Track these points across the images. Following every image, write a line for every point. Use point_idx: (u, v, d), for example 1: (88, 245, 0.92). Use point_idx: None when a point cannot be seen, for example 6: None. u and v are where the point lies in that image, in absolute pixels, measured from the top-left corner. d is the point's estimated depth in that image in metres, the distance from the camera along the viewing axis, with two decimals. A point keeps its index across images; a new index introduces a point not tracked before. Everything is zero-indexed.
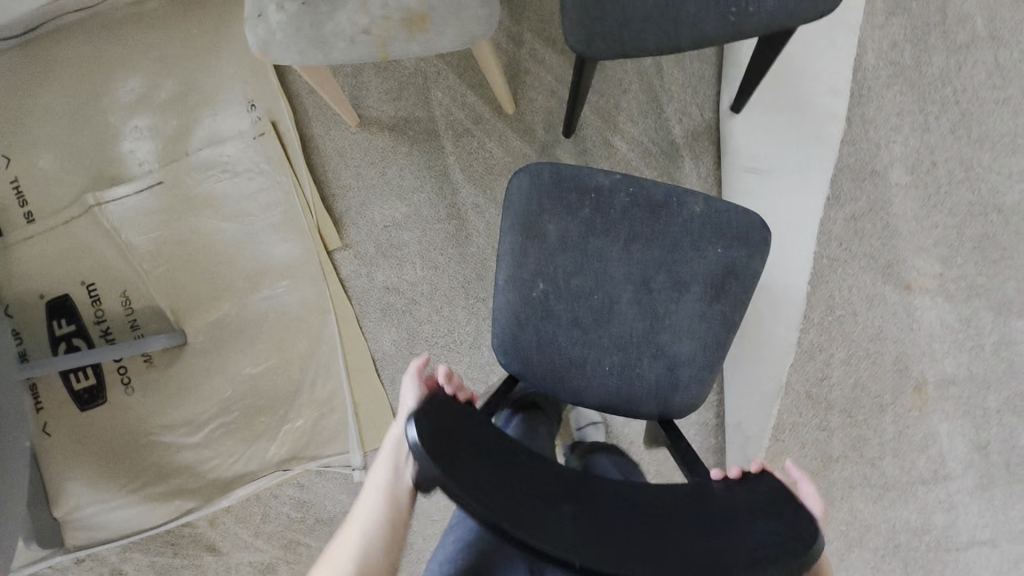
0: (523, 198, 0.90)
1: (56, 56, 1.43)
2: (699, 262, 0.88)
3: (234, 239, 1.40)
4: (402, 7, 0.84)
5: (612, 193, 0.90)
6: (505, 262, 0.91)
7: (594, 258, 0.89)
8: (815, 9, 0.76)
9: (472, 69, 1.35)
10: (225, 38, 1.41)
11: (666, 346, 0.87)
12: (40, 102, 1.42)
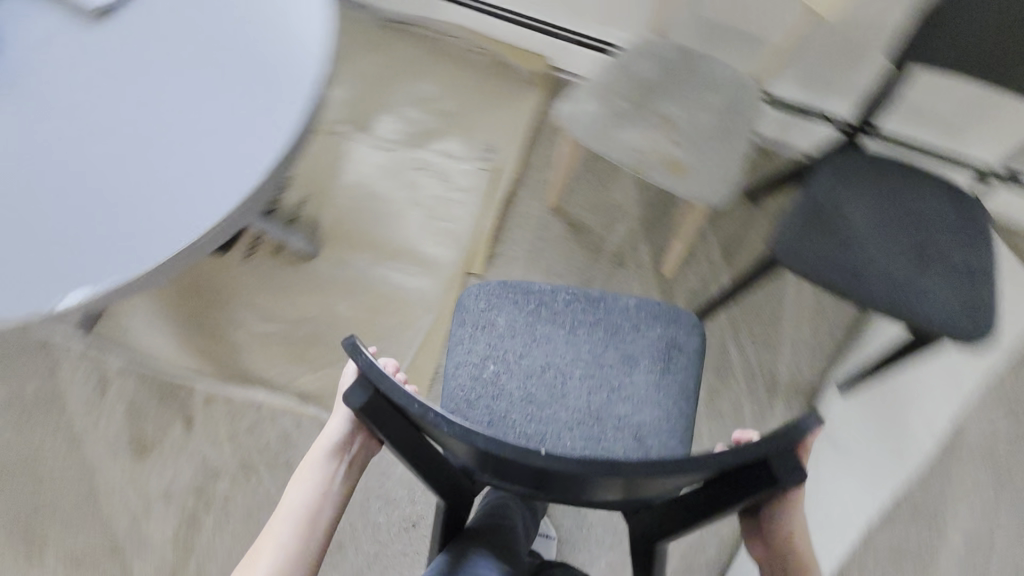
0: (473, 302, 1.11)
1: (393, 44, 1.87)
2: (642, 340, 1.09)
3: (406, 218, 1.65)
4: (671, 155, 1.12)
5: (555, 295, 1.13)
6: (458, 348, 1.08)
7: (543, 343, 1.09)
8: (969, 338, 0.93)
9: (657, 229, 1.60)
10: (506, 105, 1.79)
11: (626, 418, 1.04)
12: (359, 61, 1.84)
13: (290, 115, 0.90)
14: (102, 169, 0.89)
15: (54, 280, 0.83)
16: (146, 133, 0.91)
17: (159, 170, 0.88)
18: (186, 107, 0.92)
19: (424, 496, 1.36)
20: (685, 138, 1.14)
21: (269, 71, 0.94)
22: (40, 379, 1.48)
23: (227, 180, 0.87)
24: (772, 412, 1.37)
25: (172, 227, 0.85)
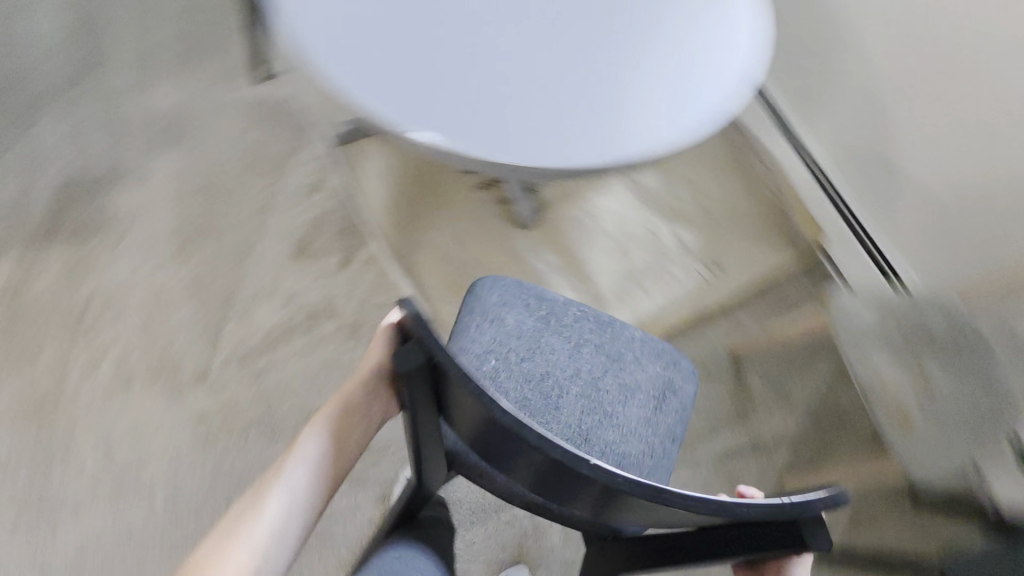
0: (487, 294, 1.10)
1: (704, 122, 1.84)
2: (642, 373, 1.08)
3: (611, 257, 1.68)
4: (907, 412, 1.20)
5: (565, 308, 1.11)
6: (458, 340, 1.05)
7: (543, 350, 1.07)
8: None
9: (809, 446, 1.49)
10: (758, 244, 1.70)
11: (613, 447, 1.02)
12: None
13: (677, 132, 0.90)
14: (503, 57, 0.93)
15: (407, 103, 0.86)
16: (554, 57, 0.94)
17: (542, 89, 0.91)
18: (598, 61, 0.95)
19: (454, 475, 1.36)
20: (936, 412, 1.15)
21: (684, 83, 0.94)
22: (282, 147, 1.67)
23: (589, 140, 0.88)
24: None
25: (521, 143, 0.86)
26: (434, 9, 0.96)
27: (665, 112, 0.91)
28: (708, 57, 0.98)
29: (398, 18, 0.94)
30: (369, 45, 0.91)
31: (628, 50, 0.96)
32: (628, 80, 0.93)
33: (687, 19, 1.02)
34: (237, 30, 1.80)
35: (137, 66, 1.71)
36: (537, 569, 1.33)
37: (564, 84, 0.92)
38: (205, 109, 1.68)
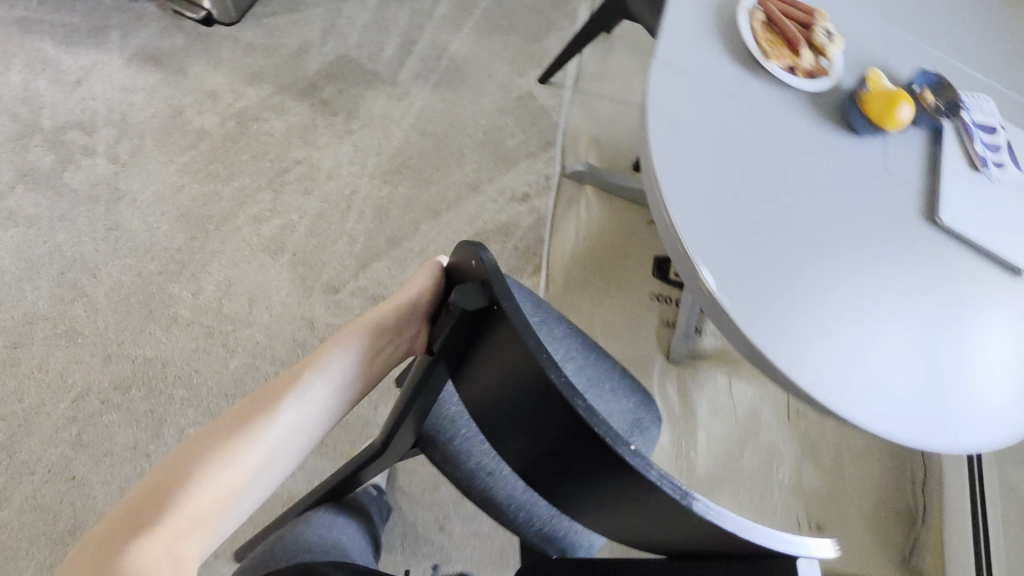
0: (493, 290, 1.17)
1: None
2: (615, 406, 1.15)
3: (727, 444, 1.56)
4: None
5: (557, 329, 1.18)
6: None
7: None
8: None
9: None
10: (872, 539, 1.52)
11: None
12: None
13: (930, 435, 0.88)
14: (815, 262, 0.95)
15: (714, 253, 0.91)
16: (859, 291, 0.95)
17: (833, 314, 0.92)
18: (896, 321, 0.94)
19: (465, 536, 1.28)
20: None
21: (950, 376, 0.92)
22: (520, 147, 1.69)
23: (848, 388, 0.88)
24: None
25: (788, 351, 0.88)
26: (780, 176, 0.98)
27: (930, 408, 0.89)
28: (999, 381, 0.94)
29: (745, 167, 0.97)
30: (710, 179, 0.95)
31: (927, 326, 0.95)
32: (913, 356, 0.92)
33: (1002, 329, 0.98)
34: (549, 31, 1.86)
35: (457, 7, 1.81)
36: None
37: (854, 323, 0.92)
38: (483, 75, 1.74)
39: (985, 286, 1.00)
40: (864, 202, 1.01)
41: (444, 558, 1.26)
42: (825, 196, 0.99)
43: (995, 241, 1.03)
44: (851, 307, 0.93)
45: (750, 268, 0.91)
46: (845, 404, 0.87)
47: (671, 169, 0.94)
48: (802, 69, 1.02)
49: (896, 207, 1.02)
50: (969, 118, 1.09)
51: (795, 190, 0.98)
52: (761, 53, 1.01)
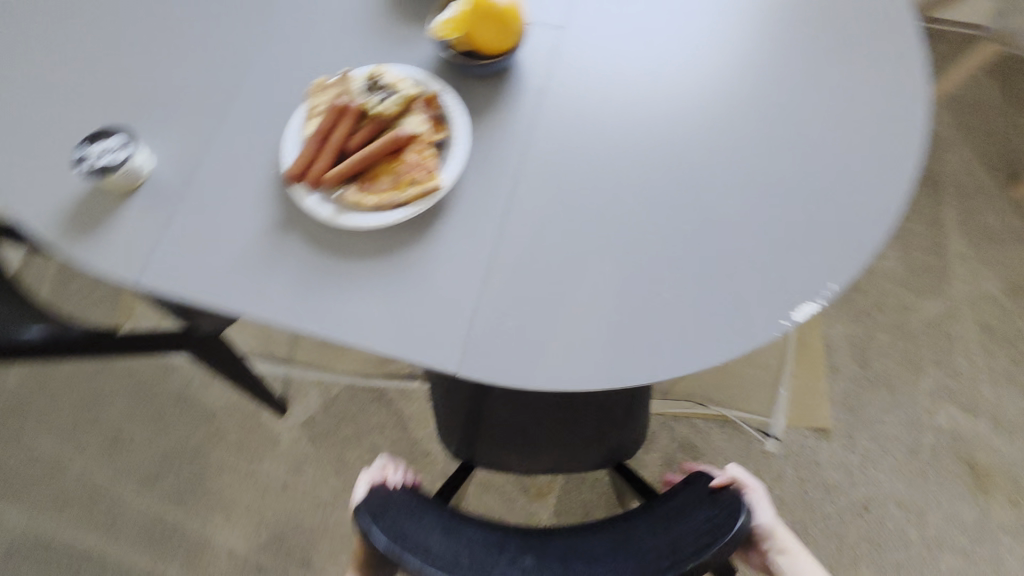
0: None
1: None
2: None
3: None
4: None
5: None
6: None
7: None
8: None
9: (993, 153, 1.48)
10: None
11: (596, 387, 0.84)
12: None
13: (910, 43, 0.75)
14: (735, 145, 0.70)
15: (758, 297, 0.63)
16: (758, 95, 0.73)
17: (800, 132, 0.70)
18: (785, 56, 0.75)
19: (877, 464, 1.24)
20: None
21: (712, 16, 0.78)
22: (391, 436, 1.27)
23: (737, 122, 0.71)
24: None
25: (869, 203, 0.67)
26: (604, 181, 0.68)
27: (782, 38, 0.76)
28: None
29: (602, 234, 0.66)
30: (636, 291, 0.63)
31: (779, 22, 0.77)
32: (825, 43, 0.75)
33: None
34: (197, 401, 1.31)
35: (163, 544, 1.22)
36: (987, 461, 1.24)
37: (807, 105, 0.72)
38: (284, 497, 1.24)
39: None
40: (627, 68, 0.74)
41: (891, 497, 1.21)
42: (626, 119, 0.71)
43: None
44: (786, 107, 0.72)
45: (762, 243, 0.65)
46: (913, 138, 0.70)
47: (639, 353, 0.61)
48: (434, 130, 0.68)
49: (626, 30, 0.77)
50: None
51: (624, 165, 0.69)
52: (421, 197, 0.64)
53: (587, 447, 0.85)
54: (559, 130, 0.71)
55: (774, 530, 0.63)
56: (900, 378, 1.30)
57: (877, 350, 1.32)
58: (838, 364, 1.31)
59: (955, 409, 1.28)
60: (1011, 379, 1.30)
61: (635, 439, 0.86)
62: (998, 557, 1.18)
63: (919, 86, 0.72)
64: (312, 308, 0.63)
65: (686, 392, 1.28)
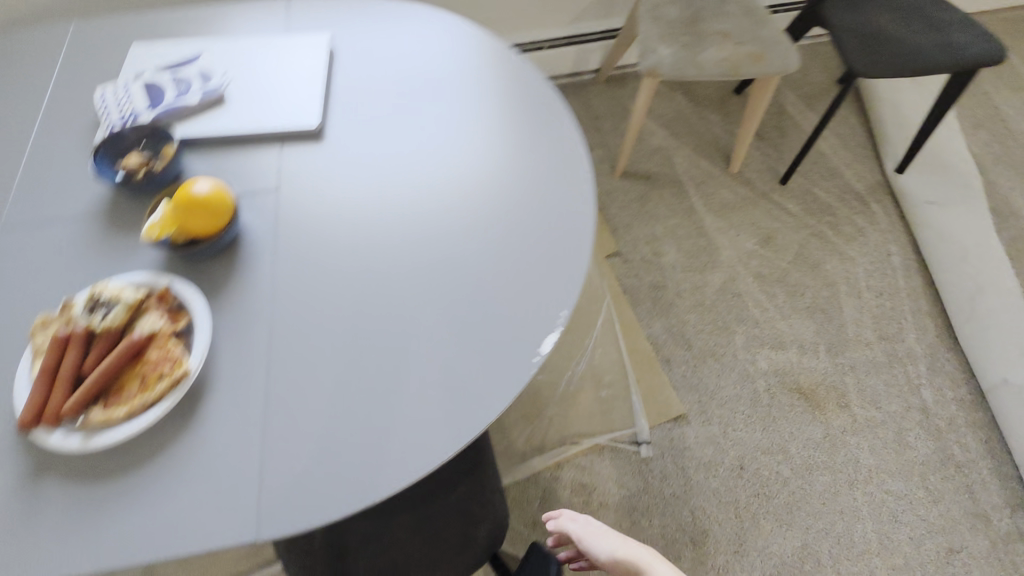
0: None
1: None
2: None
3: None
4: (749, 51, 1.39)
5: None
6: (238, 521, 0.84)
7: None
8: (1000, 55, 1.36)
9: (705, 145, 1.84)
10: None
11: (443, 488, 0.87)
12: None
13: (555, 114, 0.96)
14: (459, 228, 0.82)
15: (509, 346, 0.72)
16: (465, 183, 0.87)
17: (499, 204, 0.85)
18: (470, 150, 0.91)
19: (733, 425, 1.38)
20: (748, 38, 1.41)
21: (411, 134, 0.93)
22: None
23: (456, 208, 0.84)
24: (878, 215, 1.69)
25: (568, 238, 0.81)
26: (351, 303, 0.75)
27: (471, 133, 0.93)
28: (470, 65, 1.01)
29: (363, 349, 0.72)
30: (408, 385, 0.69)
31: (457, 125, 0.94)
32: (495, 132, 0.93)
33: (416, 65, 1.01)
34: None
35: None
36: (811, 382, 1.44)
37: (498, 182, 0.87)
38: None
39: (376, 83, 0.98)
40: (345, 202, 0.85)
41: (757, 449, 1.35)
42: (356, 244, 0.80)
43: (320, 81, 0.97)
44: (482, 189, 0.87)
45: (498, 301, 0.75)
46: (581, 181, 0.88)
47: (427, 438, 0.66)
48: (174, 321, 0.71)
49: (335, 172, 0.88)
50: (154, 109, 0.88)
51: (365, 283, 0.77)
52: (176, 384, 0.66)
53: (457, 552, 0.85)
54: (307, 272, 0.78)
55: (616, 554, 0.81)
56: (719, 345, 1.49)
57: (693, 330, 1.52)
58: (669, 355, 1.48)
59: (768, 351, 1.48)
60: (795, 308, 1.54)
61: (499, 523, 0.88)
62: (853, 458, 1.34)
63: (573, 143, 0.92)
64: (88, 542, 0.59)
65: (558, 436, 1.37)
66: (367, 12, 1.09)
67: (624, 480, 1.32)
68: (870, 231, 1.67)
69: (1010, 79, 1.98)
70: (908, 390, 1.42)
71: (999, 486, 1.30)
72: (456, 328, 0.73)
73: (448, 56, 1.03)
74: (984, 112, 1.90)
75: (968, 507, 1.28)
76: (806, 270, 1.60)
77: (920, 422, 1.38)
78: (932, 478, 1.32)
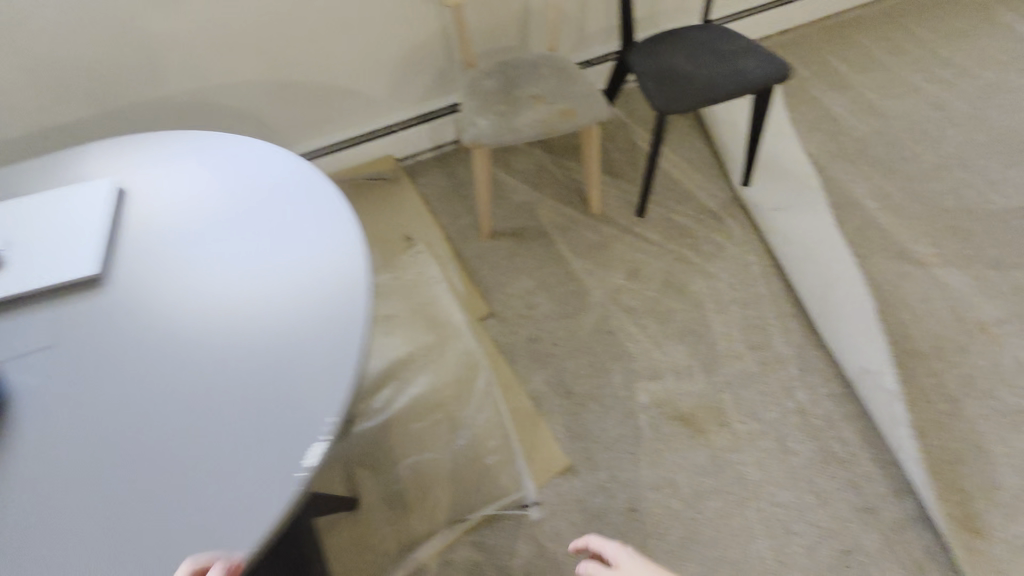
0: None
1: None
2: None
3: (396, 329, 1.66)
4: (559, 109, 1.47)
5: None
6: None
7: None
8: (784, 73, 1.47)
9: (565, 192, 1.91)
10: (394, 205, 1.92)
11: None
12: None
13: (344, 223, 1.00)
14: (246, 344, 0.85)
15: (282, 457, 0.73)
16: (256, 296, 0.91)
17: (277, 321, 0.87)
18: (264, 262, 0.95)
19: (620, 467, 1.38)
20: (557, 97, 1.50)
21: (209, 254, 0.96)
22: None
23: (245, 324, 0.87)
24: (733, 228, 1.75)
25: (340, 348, 0.83)
26: (133, 438, 0.76)
27: (267, 243, 0.97)
28: (266, 184, 1.06)
29: (139, 485, 0.72)
30: (180, 517, 0.69)
31: (255, 238, 0.98)
32: (288, 242, 0.97)
33: (217, 187, 1.06)
34: None
35: None
36: (690, 406, 1.45)
37: (278, 299, 0.90)
38: None
39: (171, 215, 1.02)
40: (130, 339, 0.86)
41: (645, 488, 1.35)
42: (142, 376, 0.82)
43: (126, 220, 1.01)
44: (262, 308, 0.89)
45: (272, 418, 0.77)
46: (361, 287, 0.91)
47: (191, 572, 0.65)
48: None
49: (129, 306, 0.90)
50: None
51: (132, 426, 0.77)
52: None
53: None
54: (88, 412, 0.79)
55: None
56: (599, 388, 1.50)
57: (572, 377, 1.52)
58: (552, 407, 1.48)
59: (646, 384, 1.49)
60: (667, 336, 1.57)
61: None
62: (740, 476, 1.34)
63: (355, 249, 0.96)
64: None
65: (448, 516, 1.34)
66: (177, 144, 1.15)
67: (518, 548, 1.30)
68: (728, 245, 1.72)
69: (834, 78, 2.10)
70: (784, 395, 1.44)
71: (882, 476, 1.31)
72: (232, 447, 0.75)
73: (246, 177, 1.07)
74: (818, 111, 2.01)
75: (856, 502, 1.29)
76: (673, 295, 1.64)
77: (800, 426, 1.39)
78: (818, 481, 1.32)
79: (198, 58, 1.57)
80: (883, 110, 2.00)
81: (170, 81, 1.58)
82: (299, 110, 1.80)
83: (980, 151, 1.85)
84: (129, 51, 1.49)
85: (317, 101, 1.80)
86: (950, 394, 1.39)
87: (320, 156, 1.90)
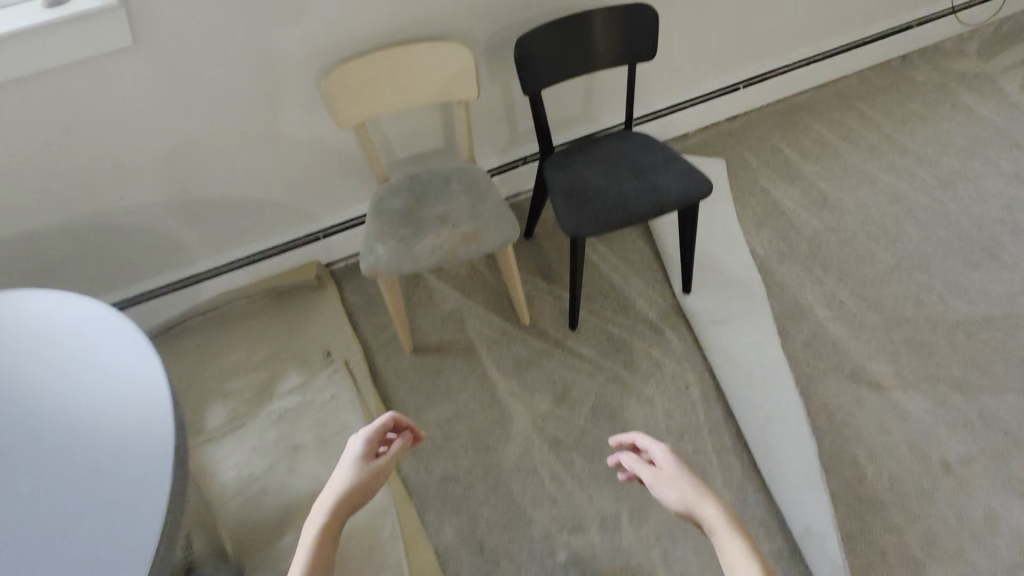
0: None
1: (205, 341, 1.77)
2: None
3: (301, 464, 1.51)
4: (462, 232, 1.37)
5: None
6: None
7: None
8: (705, 190, 1.36)
9: (497, 299, 1.79)
10: (315, 311, 1.82)
11: None
12: (206, 358, 1.74)
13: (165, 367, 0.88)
14: (34, 556, 0.73)
15: None
16: (59, 484, 0.78)
17: (69, 527, 0.75)
18: (78, 433, 0.82)
19: None
20: (463, 217, 1.40)
21: (18, 424, 0.84)
22: None
23: (40, 524, 0.75)
24: (672, 342, 1.61)
25: (134, 528, 0.74)
26: None
27: (85, 406, 0.84)
28: (82, 316, 0.94)
29: None
30: None
31: (72, 398, 0.85)
32: (108, 406, 0.84)
33: (44, 329, 0.93)
34: None
35: None
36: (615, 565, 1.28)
37: (75, 472, 0.79)
38: None
39: None
40: None
41: None
42: None
43: None
44: (56, 479, 0.79)
45: None
46: (169, 452, 0.80)
47: None
48: None
49: None
50: None
51: None
52: None
53: None
54: None
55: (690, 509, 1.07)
56: (515, 541, 1.33)
57: (485, 526, 1.36)
58: (461, 565, 1.31)
59: (568, 537, 1.33)
60: (594, 475, 1.41)
61: None
62: None
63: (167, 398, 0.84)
64: None
65: None
66: None
67: None
68: (667, 363, 1.56)
69: (785, 169, 1.99)
70: None
71: None
72: None
73: (62, 311, 0.95)
74: (767, 206, 1.89)
75: None
76: (604, 424, 1.49)
77: None
78: None
79: (95, 185, 1.49)
80: (837, 204, 1.87)
81: (67, 208, 1.50)
82: (213, 226, 1.70)
83: (941, 251, 1.71)
84: (17, 181, 1.41)
85: (233, 215, 1.70)
86: (911, 555, 1.21)
87: (240, 267, 1.80)
